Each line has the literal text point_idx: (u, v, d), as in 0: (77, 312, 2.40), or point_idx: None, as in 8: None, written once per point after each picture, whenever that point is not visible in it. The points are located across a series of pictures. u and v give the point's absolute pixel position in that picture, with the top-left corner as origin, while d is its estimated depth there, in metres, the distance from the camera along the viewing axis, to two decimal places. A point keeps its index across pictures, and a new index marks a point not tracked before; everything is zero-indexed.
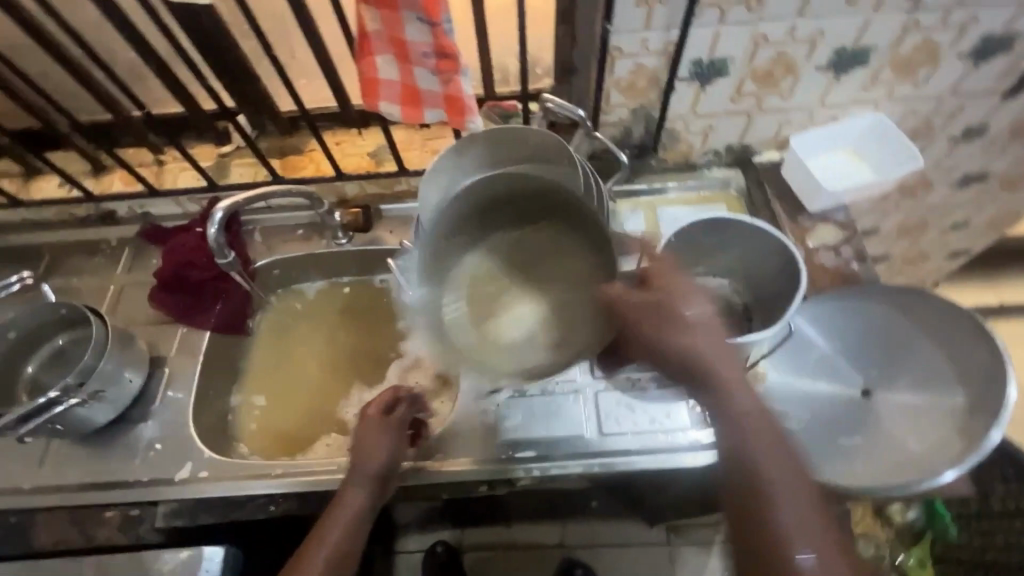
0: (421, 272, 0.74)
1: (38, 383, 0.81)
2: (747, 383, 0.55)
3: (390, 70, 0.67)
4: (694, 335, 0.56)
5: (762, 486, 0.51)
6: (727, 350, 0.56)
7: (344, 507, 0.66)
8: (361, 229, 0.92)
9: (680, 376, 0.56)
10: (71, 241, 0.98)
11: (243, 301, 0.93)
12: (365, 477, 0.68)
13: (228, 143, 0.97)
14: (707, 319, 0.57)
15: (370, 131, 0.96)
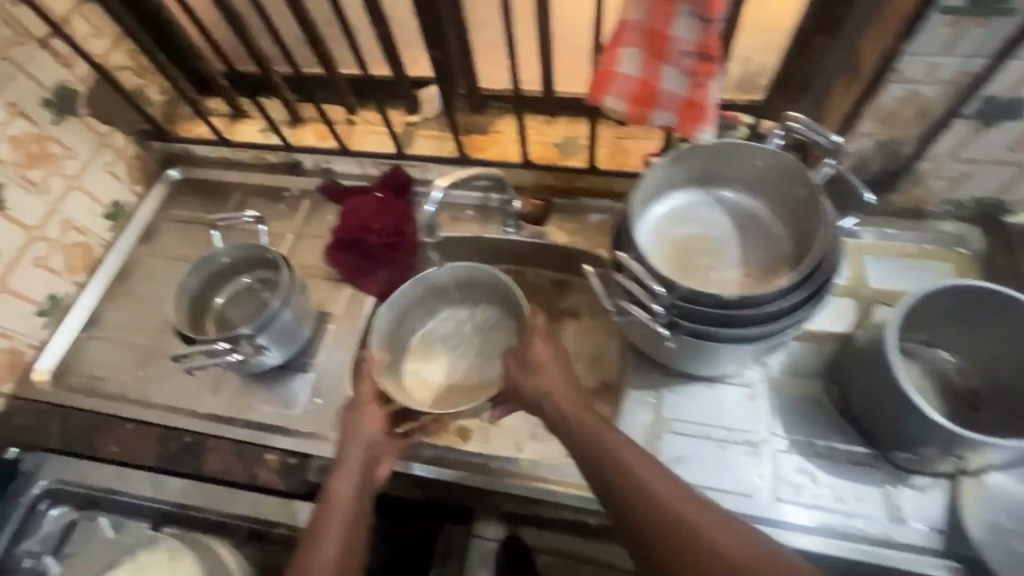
0: (618, 288, 0.64)
1: (222, 315, 0.85)
2: (572, 396, 0.63)
3: (633, 66, 0.62)
4: (566, 394, 0.64)
5: (681, 526, 0.50)
6: (560, 381, 0.65)
7: (344, 493, 0.62)
8: (535, 221, 0.88)
9: (564, 426, 0.62)
10: (259, 184, 1.03)
11: (405, 272, 0.90)
12: (355, 468, 0.64)
13: (418, 113, 0.96)
14: (559, 358, 0.66)
15: (562, 121, 0.92)
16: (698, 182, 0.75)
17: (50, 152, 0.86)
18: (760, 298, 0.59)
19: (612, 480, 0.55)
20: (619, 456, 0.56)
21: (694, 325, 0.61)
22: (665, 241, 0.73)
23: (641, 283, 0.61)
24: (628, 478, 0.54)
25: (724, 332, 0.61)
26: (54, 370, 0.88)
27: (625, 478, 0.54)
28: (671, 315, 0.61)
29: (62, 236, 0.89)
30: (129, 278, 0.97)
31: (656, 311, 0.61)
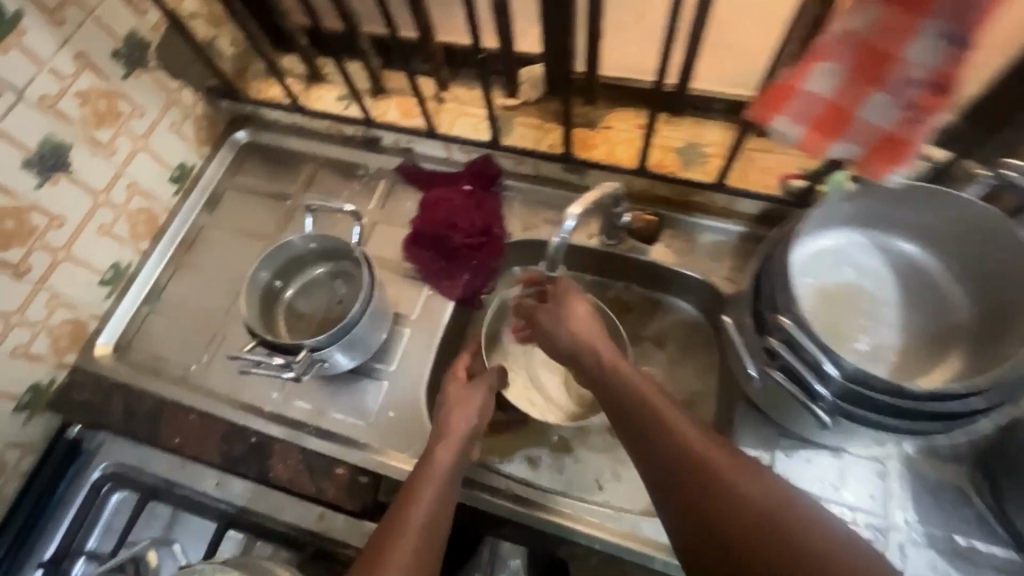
0: (773, 356, 0.56)
1: (292, 307, 0.79)
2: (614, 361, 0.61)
3: (829, 87, 0.49)
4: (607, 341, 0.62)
5: (712, 476, 0.52)
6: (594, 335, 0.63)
7: (426, 483, 0.58)
8: (644, 236, 0.77)
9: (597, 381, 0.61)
10: (333, 158, 0.94)
11: (486, 276, 0.83)
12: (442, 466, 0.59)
13: (517, 96, 0.85)
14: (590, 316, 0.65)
15: (686, 122, 0.80)
16: (857, 224, 0.63)
17: (118, 110, 0.78)
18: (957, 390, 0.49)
19: (646, 438, 0.55)
20: (656, 415, 0.56)
21: (857, 411, 0.52)
22: (812, 289, 0.63)
23: (807, 362, 0.52)
24: (662, 431, 0.54)
25: (903, 424, 0.51)
26: (117, 345, 0.84)
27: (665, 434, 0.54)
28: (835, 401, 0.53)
29: (127, 202, 0.83)
30: (193, 250, 0.91)
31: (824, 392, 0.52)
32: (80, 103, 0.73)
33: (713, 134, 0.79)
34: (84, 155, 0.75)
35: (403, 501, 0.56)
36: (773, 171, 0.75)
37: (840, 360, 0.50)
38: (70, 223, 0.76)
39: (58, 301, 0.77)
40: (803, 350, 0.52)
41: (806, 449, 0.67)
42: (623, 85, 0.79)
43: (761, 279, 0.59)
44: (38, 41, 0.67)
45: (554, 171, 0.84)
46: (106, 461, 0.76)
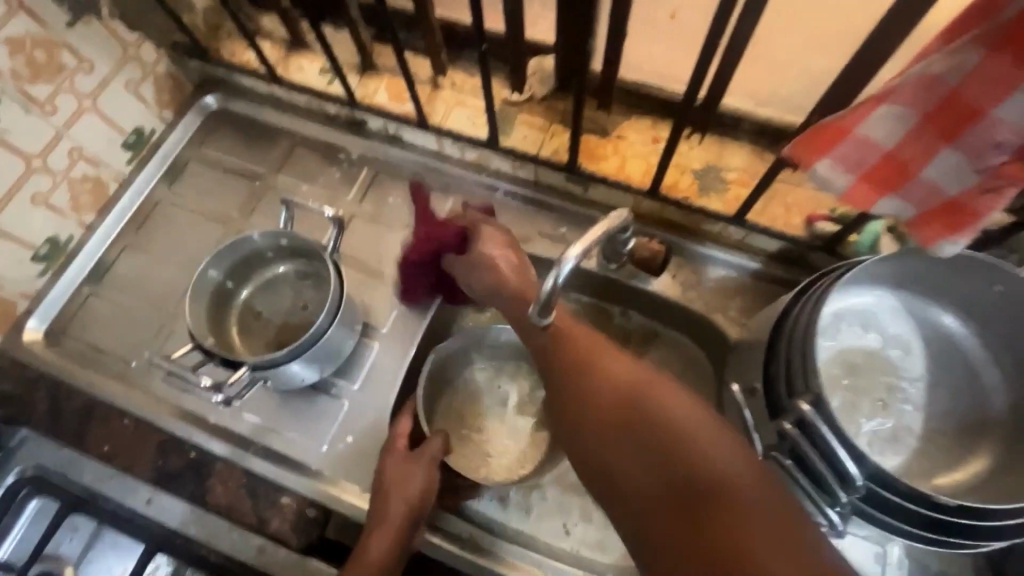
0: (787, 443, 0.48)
1: (247, 309, 0.70)
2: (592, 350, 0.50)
3: (893, 138, 0.42)
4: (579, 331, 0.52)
5: (704, 488, 0.39)
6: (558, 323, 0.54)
7: (392, 516, 0.58)
8: (647, 262, 0.69)
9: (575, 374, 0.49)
10: (312, 138, 0.84)
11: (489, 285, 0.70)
12: (378, 562, 0.56)
13: (522, 90, 0.74)
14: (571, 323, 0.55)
15: (708, 141, 0.70)
16: (892, 283, 0.55)
17: (61, 63, 0.67)
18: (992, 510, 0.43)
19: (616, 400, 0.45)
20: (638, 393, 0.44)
21: (870, 508, 0.47)
22: (830, 353, 0.56)
23: (828, 459, 0.45)
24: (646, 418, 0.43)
25: (919, 531, 0.46)
26: (50, 330, 0.75)
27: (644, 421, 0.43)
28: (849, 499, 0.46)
29: (70, 169, 0.73)
30: (145, 228, 0.81)
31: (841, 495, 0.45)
32: (11, 52, 0.63)
33: (738, 158, 0.70)
34: (15, 113, 0.65)
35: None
36: (799, 209, 0.67)
37: (863, 458, 0.44)
38: None
39: None
40: (826, 448, 0.44)
41: None
42: (643, 92, 0.70)
43: (775, 349, 0.52)
44: None
45: (556, 181, 0.75)
46: (23, 465, 0.67)
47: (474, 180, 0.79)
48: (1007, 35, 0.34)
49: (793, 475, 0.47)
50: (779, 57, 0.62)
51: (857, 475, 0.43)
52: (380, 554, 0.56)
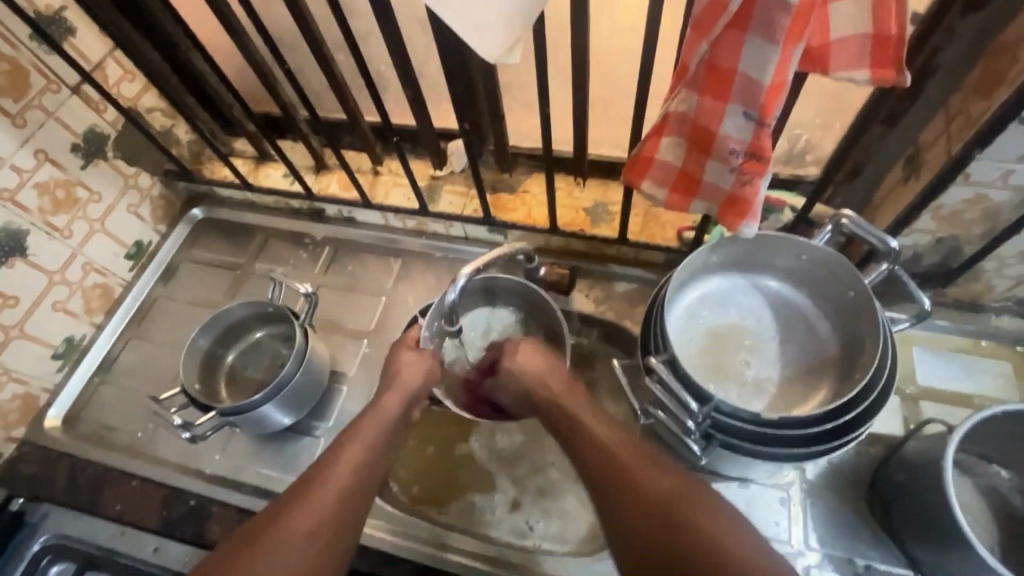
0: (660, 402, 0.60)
1: (232, 373, 0.83)
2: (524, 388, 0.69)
3: (676, 155, 0.58)
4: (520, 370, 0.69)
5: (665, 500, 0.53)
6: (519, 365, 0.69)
7: (369, 426, 0.64)
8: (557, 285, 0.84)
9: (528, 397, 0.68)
10: (282, 229, 1.01)
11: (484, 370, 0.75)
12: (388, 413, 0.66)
13: (444, 167, 0.93)
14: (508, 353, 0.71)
15: (592, 184, 0.89)
16: (730, 267, 0.71)
17: (76, 197, 0.85)
18: (811, 417, 0.56)
19: (579, 432, 0.60)
20: (620, 462, 0.56)
21: (729, 439, 0.58)
22: (702, 329, 0.69)
23: (680, 399, 0.58)
24: (627, 486, 0.55)
25: (770, 450, 0.58)
26: (66, 417, 0.87)
27: (624, 490, 0.55)
28: (708, 430, 0.58)
29: (83, 279, 0.89)
30: (146, 321, 0.95)
31: (697, 426, 0.57)
32: (39, 193, 0.81)
33: (618, 193, 0.88)
34: (41, 241, 0.82)
35: (326, 467, 0.60)
36: (671, 225, 0.84)
37: (704, 395, 0.57)
38: (24, 303, 0.81)
39: (8, 377, 0.81)
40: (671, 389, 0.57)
41: (714, 482, 0.72)
42: (535, 154, 0.88)
43: (647, 330, 0.64)
44: (0, 142, 0.75)
45: (480, 232, 0.92)
46: (48, 534, 0.79)
47: (416, 242, 0.96)
48: (704, 81, 0.50)
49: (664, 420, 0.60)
50: (625, 114, 0.81)
51: (696, 405, 0.56)
52: (391, 409, 0.66)
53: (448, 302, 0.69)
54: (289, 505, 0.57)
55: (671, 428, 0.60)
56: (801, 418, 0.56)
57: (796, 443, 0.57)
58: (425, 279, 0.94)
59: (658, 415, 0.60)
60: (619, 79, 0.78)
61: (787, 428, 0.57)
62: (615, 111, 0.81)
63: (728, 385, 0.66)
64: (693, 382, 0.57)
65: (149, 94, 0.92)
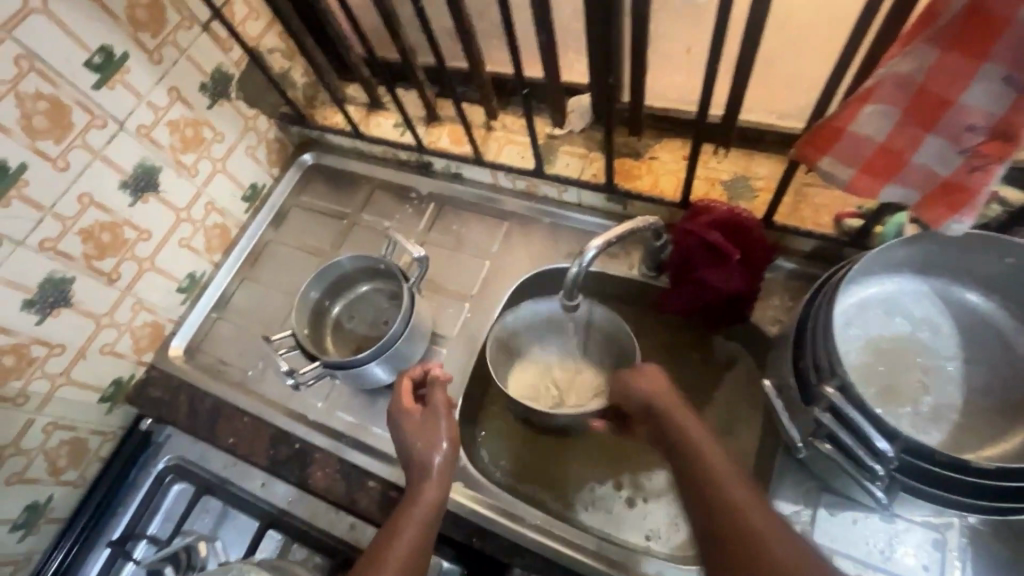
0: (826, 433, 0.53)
1: (338, 325, 0.84)
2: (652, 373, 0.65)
3: (883, 129, 0.47)
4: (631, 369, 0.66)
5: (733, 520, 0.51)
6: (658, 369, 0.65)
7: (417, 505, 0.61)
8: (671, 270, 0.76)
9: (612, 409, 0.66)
10: (387, 181, 0.99)
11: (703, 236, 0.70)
12: (428, 503, 0.62)
13: (563, 125, 0.85)
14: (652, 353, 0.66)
15: (734, 154, 0.77)
16: (910, 269, 0.60)
17: (202, 136, 0.86)
18: None
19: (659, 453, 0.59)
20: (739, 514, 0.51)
21: (914, 483, 0.50)
22: (862, 341, 0.60)
23: (854, 441, 0.51)
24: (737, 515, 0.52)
25: (973, 503, 0.49)
26: (188, 347, 0.92)
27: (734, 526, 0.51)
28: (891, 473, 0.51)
29: (205, 218, 0.91)
30: (258, 263, 0.98)
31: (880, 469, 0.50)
32: (171, 131, 0.82)
33: (764, 167, 0.76)
34: (171, 178, 0.84)
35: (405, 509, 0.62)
36: (827, 209, 0.72)
37: (892, 434, 0.48)
38: (155, 237, 0.84)
39: (141, 306, 0.86)
40: (849, 423, 0.50)
41: (853, 510, 0.63)
42: (670, 115, 0.79)
43: (802, 349, 0.57)
44: (139, 78, 0.76)
45: (597, 200, 0.84)
46: (169, 455, 0.85)
47: (524, 205, 0.90)
48: (959, 32, 0.40)
49: (833, 456, 0.54)
50: (790, 74, 0.69)
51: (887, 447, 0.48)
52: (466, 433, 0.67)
53: (573, 275, 0.65)
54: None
55: (840, 465, 0.54)
56: (1013, 466, 0.46)
57: (995, 494, 0.48)
58: (530, 245, 0.88)
59: (827, 448, 0.54)
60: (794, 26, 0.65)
61: (994, 479, 0.48)
62: (779, 67, 0.69)
63: (904, 411, 0.57)
64: (875, 422, 0.49)
65: (271, 34, 0.91)
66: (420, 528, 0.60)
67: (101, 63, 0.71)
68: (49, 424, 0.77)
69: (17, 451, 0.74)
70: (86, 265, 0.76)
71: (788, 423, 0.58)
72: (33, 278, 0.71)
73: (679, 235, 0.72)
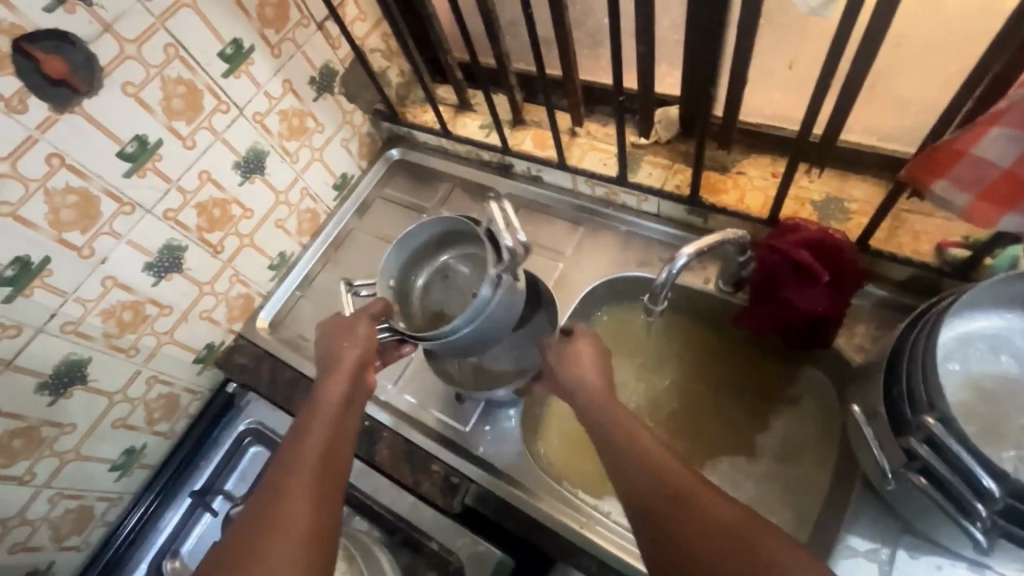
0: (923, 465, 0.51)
1: (425, 297, 0.85)
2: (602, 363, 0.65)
3: (1006, 154, 0.46)
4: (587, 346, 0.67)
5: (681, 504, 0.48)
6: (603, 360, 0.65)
7: (330, 395, 0.64)
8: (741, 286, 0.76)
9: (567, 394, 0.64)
10: (467, 180, 1.02)
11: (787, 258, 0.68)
12: (333, 394, 0.64)
13: (648, 135, 0.86)
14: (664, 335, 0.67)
15: (827, 175, 0.76)
16: (1023, 306, 0.57)
17: (306, 126, 0.93)
18: None
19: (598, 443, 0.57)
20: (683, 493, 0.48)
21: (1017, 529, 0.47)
22: (960, 377, 0.57)
23: (954, 477, 0.48)
24: (758, 561, 0.42)
25: None
26: (272, 321, 0.98)
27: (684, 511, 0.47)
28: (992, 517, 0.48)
29: (300, 203, 0.98)
30: (341, 249, 1.04)
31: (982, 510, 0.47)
32: (280, 120, 0.88)
33: (859, 189, 0.74)
34: (276, 162, 0.90)
35: (315, 415, 0.61)
36: (927, 236, 0.69)
37: (1000, 473, 0.46)
38: (257, 215, 0.91)
39: (238, 278, 0.92)
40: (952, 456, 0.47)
41: (936, 556, 0.60)
42: (761, 131, 0.78)
43: (897, 376, 0.54)
44: (260, 70, 0.83)
45: (677, 211, 0.84)
46: (249, 418, 0.93)
47: (602, 212, 0.91)
48: None
49: (929, 490, 0.51)
50: (900, 96, 0.67)
51: (994, 486, 0.46)
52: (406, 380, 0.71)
53: (659, 280, 0.66)
54: (278, 472, 0.54)
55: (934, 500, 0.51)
56: None
57: None
58: (605, 252, 0.89)
59: (922, 482, 0.51)
60: (909, 48, 0.63)
61: None
62: (887, 89, 0.67)
63: (1009, 455, 0.53)
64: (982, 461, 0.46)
65: (375, 35, 0.96)
66: (335, 424, 0.61)
67: (231, 54, 0.79)
68: (152, 377, 0.85)
69: (123, 398, 0.82)
70: (198, 235, 0.83)
71: (878, 451, 0.55)
72: (155, 243, 0.79)
73: (765, 251, 0.70)
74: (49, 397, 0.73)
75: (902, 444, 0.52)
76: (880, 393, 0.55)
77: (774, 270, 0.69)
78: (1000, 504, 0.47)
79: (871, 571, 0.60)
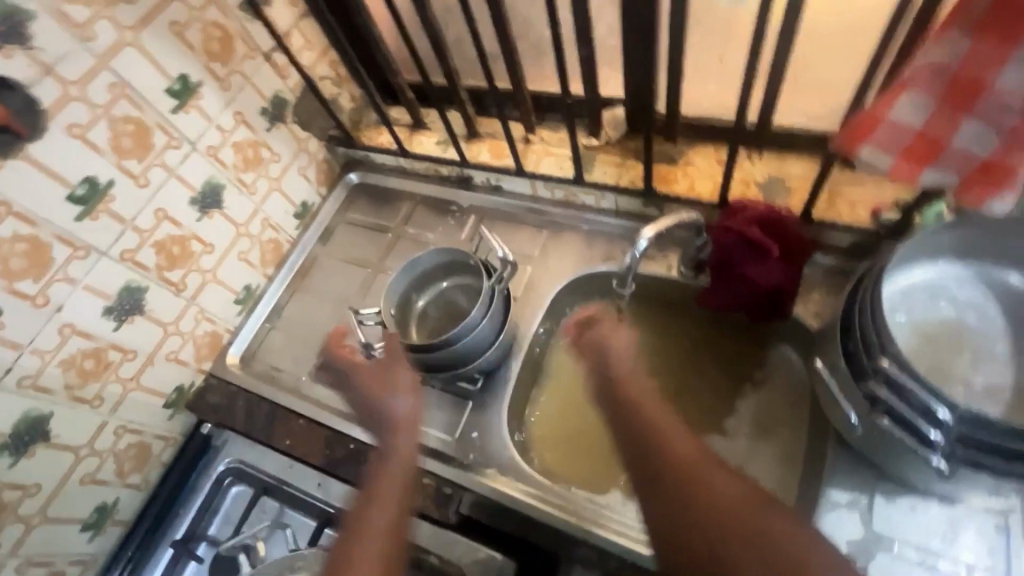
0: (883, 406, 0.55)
1: (423, 318, 0.88)
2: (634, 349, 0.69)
3: (917, 115, 0.50)
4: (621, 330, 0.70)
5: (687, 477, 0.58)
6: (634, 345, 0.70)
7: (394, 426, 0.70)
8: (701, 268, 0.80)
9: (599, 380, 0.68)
10: (429, 196, 1.04)
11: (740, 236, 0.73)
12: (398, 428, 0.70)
13: (598, 136, 0.90)
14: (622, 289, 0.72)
15: (767, 157, 0.81)
16: (953, 255, 0.62)
17: (261, 157, 0.92)
18: None
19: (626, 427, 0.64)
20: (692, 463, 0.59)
21: (973, 454, 0.51)
22: (907, 326, 0.61)
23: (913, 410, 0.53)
24: (724, 506, 0.56)
25: None
26: (243, 356, 0.96)
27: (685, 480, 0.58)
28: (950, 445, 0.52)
29: (261, 234, 0.97)
30: (307, 277, 1.02)
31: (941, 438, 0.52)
32: (235, 152, 0.88)
33: (797, 167, 0.79)
34: (234, 195, 0.90)
35: (393, 455, 0.68)
36: (862, 203, 0.74)
37: (951, 402, 0.50)
38: (218, 249, 0.89)
39: (203, 316, 0.90)
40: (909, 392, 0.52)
41: (910, 497, 0.63)
42: (702, 121, 0.83)
43: (850, 329, 0.58)
44: (210, 104, 0.83)
45: (634, 204, 0.87)
46: (229, 457, 0.89)
47: (563, 213, 0.94)
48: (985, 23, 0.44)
49: (893, 429, 0.55)
50: (821, 78, 0.73)
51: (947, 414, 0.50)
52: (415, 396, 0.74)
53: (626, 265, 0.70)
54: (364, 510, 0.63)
55: (898, 437, 0.55)
56: None
57: None
58: (570, 251, 0.91)
59: (887, 422, 0.55)
60: None
61: None
62: (809, 73, 0.73)
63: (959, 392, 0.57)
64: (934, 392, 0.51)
65: (324, 62, 0.98)
66: (400, 457, 0.68)
67: (178, 90, 0.78)
68: (120, 427, 0.81)
69: (90, 451, 0.78)
70: (158, 275, 0.81)
71: (844, 401, 0.59)
72: (114, 287, 0.76)
73: (719, 232, 0.74)
74: (9, 458, 0.70)
75: (864, 390, 0.56)
76: (839, 348, 0.59)
77: (730, 249, 0.73)
78: (955, 432, 0.51)
79: (854, 520, 0.63)
